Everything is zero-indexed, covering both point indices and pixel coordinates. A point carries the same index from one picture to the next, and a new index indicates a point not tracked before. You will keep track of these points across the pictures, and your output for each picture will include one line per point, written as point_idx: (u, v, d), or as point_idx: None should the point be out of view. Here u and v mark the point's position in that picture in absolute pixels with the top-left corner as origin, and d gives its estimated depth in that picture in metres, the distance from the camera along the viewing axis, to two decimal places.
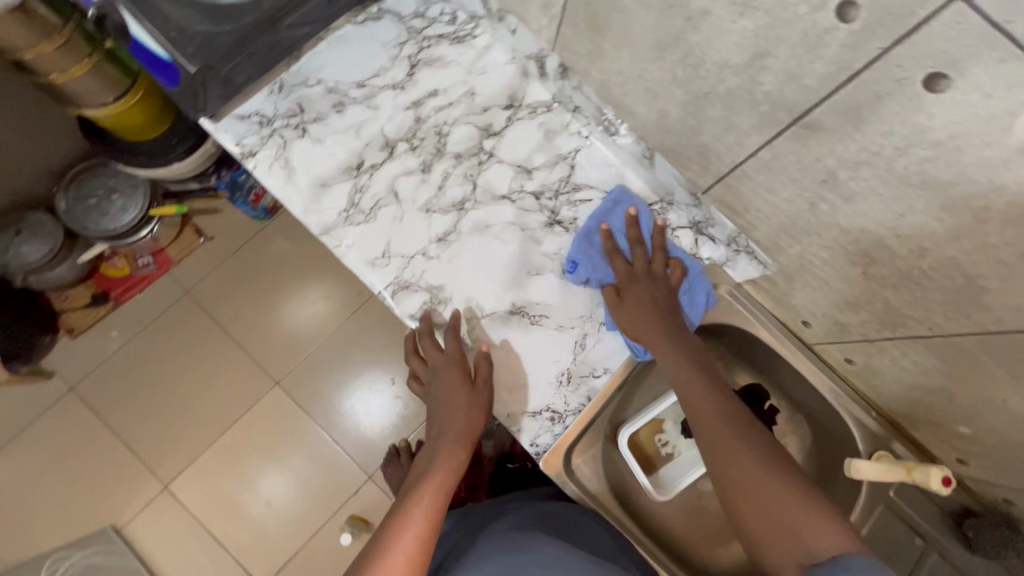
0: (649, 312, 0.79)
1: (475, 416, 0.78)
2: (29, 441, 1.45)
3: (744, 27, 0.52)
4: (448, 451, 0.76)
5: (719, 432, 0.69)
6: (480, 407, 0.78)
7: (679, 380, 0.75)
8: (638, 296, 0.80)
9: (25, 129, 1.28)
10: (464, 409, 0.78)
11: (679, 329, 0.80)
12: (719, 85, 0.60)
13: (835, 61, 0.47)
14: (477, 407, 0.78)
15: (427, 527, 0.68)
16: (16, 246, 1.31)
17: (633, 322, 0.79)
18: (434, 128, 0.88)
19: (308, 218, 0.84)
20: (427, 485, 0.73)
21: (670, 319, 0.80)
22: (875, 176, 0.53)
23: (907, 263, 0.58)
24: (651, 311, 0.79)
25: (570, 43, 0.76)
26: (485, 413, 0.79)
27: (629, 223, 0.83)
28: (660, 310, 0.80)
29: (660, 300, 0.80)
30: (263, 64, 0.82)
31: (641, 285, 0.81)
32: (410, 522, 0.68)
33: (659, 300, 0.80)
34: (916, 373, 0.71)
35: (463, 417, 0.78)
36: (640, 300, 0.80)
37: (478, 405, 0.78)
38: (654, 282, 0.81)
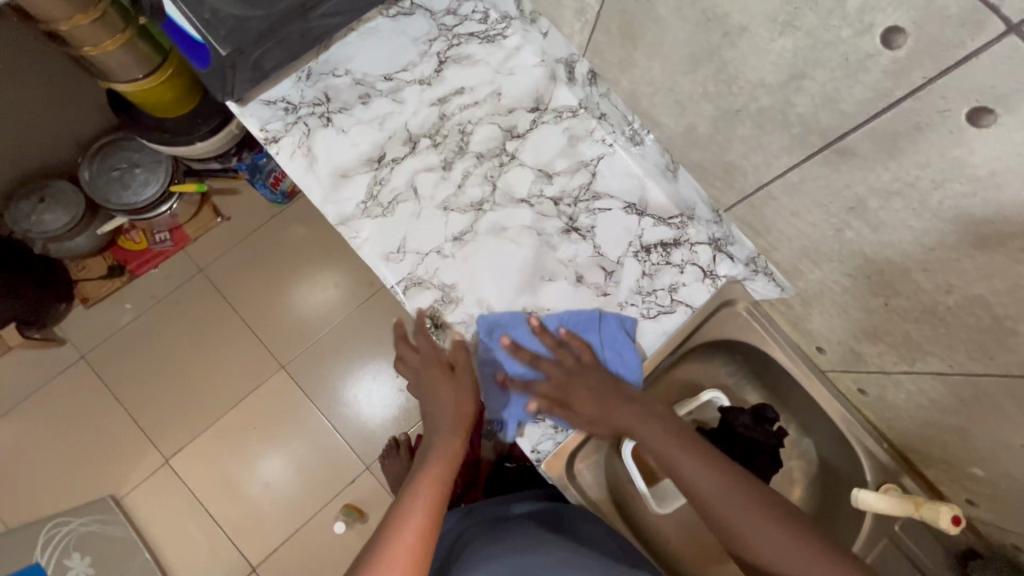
0: (597, 407, 0.77)
1: (463, 404, 0.80)
2: (38, 405, 1.47)
3: (782, 46, 0.51)
4: (442, 442, 0.78)
5: (724, 501, 0.70)
6: (469, 393, 0.80)
7: (668, 456, 0.74)
8: (579, 401, 0.77)
9: (55, 98, 1.30)
10: (453, 398, 0.80)
11: (633, 403, 0.77)
12: (751, 103, 0.58)
13: (874, 87, 0.46)
14: (464, 393, 0.80)
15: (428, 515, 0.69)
16: (38, 214, 1.32)
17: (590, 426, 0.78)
18: (458, 126, 0.88)
19: (326, 207, 0.84)
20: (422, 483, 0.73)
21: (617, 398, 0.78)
22: (906, 207, 0.51)
23: (931, 297, 0.56)
24: (599, 401, 0.77)
25: (601, 50, 0.76)
26: (473, 400, 0.80)
27: (537, 331, 0.79)
28: (606, 401, 0.77)
29: (602, 387, 0.78)
30: (293, 50, 0.82)
31: (575, 385, 0.78)
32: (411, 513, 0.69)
33: (598, 390, 0.78)
34: (932, 410, 0.69)
35: (452, 406, 0.80)
36: (579, 402, 0.77)
37: (466, 392, 0.80)
38: (581, 373, 0.78)
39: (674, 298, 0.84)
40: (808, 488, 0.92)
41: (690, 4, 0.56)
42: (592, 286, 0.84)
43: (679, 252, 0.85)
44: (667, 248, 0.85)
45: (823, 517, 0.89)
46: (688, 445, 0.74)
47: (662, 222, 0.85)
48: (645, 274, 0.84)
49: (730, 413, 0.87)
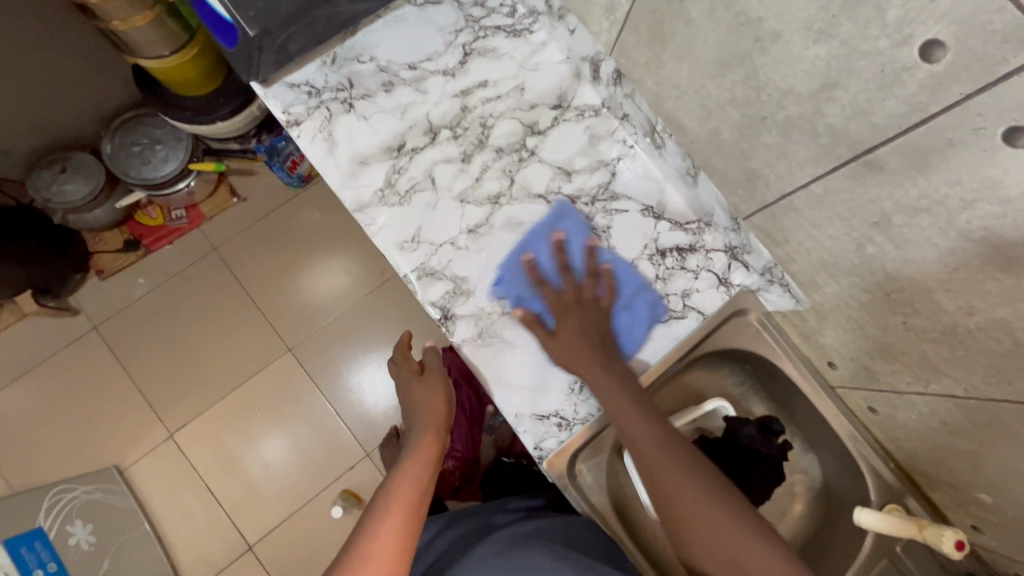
0: (584, 340, 0.79)
1: (437, 399, 0.86)
2: (49, 373, 1.49)
3: (816, 54, 0.50)
4: (421, 431, 0.81)
5: (663, 466, 0.71)
6: (441, 390, 0.87)
7: (618, 416, 0.75)
8: (570, 327, 0.80)
9: (82, 70, 1.31)
10: (428, 396, 0.86)
11: (606, 356, 0.80)
12: (779, 111, 0.58)
13: (908, 101, 0.45)
14: (436, 393, 0.86)
15: (416, 491, 0.71)
16: (58, 183, 1.34)
17: (565, 353, 0.79)
18: (479, 119, 0.88)
19: (344, 193, 0.84)
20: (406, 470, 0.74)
21: (604, 345, 0.81)
22: (933, 225, 0.50)
23: (952, 318, 0.55)
24: (586, 336, 0.80)
25: (629, 50, 0.75)
26: (445, 397, 0.87)
27: (549, 267, 0.83)
28: (590, 339, 0.80)
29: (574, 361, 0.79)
30: (319, 34, 0.82)
31: (572, 313, 0.81)
32: (398, 489, 0.70)
33: (588, 324, 0.81)
34: (942, 433, 0.68)
35: (427, 402, 0.85)
36: (570, 328, 0.80)
37: (438, 391, 0.87)
38: (581, 305, 0.82)
39: (686, 303, 0.84)
40: (809, 503, 0.91)
41: (723, 6, 0.55)
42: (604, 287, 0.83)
43: (694, 258, 0.84)
44: (682, 253, 0.84)
45: (822, 534, 0.88)
46: (641, 409, 0.76)
47: (679, 226, 0.85)
48: (658, 278, 0.84)
49: (736, 423, 0.86)
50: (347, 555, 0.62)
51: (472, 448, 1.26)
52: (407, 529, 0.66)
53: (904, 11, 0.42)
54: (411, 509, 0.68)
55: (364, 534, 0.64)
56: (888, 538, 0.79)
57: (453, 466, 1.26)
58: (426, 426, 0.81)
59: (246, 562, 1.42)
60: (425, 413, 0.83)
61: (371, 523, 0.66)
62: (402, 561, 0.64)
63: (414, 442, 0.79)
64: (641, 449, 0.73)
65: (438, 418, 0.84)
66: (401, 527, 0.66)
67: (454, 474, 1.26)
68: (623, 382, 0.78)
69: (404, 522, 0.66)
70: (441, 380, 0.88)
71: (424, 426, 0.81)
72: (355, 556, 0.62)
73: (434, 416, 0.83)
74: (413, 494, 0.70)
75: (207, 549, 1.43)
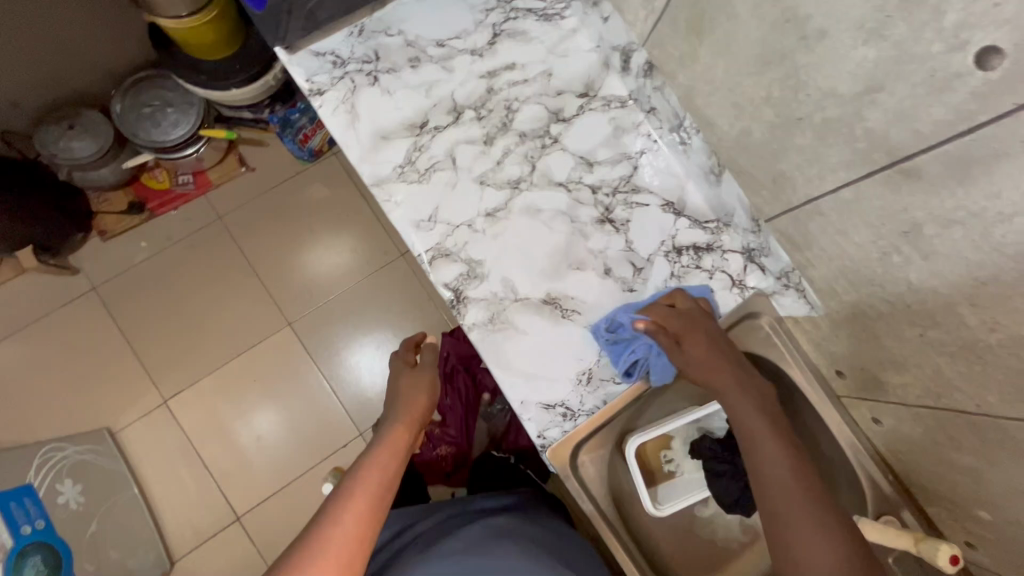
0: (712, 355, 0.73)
1: (421, 394, 0.84)
2: (44, 331, 1.48)
3: (863, 56, 0.49)
4: (397, 420, 0.79)
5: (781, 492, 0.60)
6: (426, 385, 0.86)
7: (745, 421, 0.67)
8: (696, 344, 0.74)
9: (98, 25, 1.29)
10: (411, 388, 0.84)
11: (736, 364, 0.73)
12: (816, 113, 0.57)
13: (957, 108, 0.45)
14: (420, 387, 0.85)
15: (383, 483, 0.69)
16: (66, 140, 1.32)
17: (699, 358, 0.73)
18: (504, 102, 0.87)
19: (362, 166, 0.83)
20: (378, 459, 0.71)
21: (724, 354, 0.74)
22: (965, 238, 0.50)
23: (973, 334, 0.55)
24: (710, 351, 0.73)
25: (664, 41, 0.74)
26: (429, 392, 0.85)
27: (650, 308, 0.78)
28: (710, 347, 0.73)
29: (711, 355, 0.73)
30: (349, 3, 0.81)
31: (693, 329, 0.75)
32: (365, 476, 0.69)
33: (714, 338, 0.74)
34: (947, 447, 0.68)
35: (408, 395, 0.83)
36: (692, 340, 0.74)
37: (422, 385, 0.85)
38: (698, 322, 0.76)
39: None
40: None
41: (770, 1, 0.55)
42: (618, 280, 0.83)
43: (710, 258, 0.84)
44: (698, 252, 0.84)
45: None
46: (777, 428, 0.66)
47: (697, 225, 0.84)
48: (673, 275, 0.83)
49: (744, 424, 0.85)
50: (306, 540, 0.61)
51: (466, 437, 1.24)
52: (370, 520, 0.65)
53: (964, 16, 0.41)
54: (377, 501, 0.66)
55: (325, 520, 0.63)
56: (881, 551, 0.79)
57: (445, 450, 1.24)
58: (404, 416, 0.80)
59: (232, 534, 1.42)
60: (405, 405, 0.82)
61: (334, 509, 0.64)
62: (360, 552, 0.62)
63: (389, 430, 0.77)
64: (756, 449, 0.64)
65: (418, 412, 0.82)
66: (364, 515, 0.64)
67: (446, 458, 1.24)
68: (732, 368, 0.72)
69: (368, 511, 0.65)
70: (429, 376, 0.87)
71: (399, 416, 0.80)
72: (315, 542, 0.60)
73: (414, 410, 0.82)
74: (380, 484, 0.68)
75: (193, 518, 1.42)
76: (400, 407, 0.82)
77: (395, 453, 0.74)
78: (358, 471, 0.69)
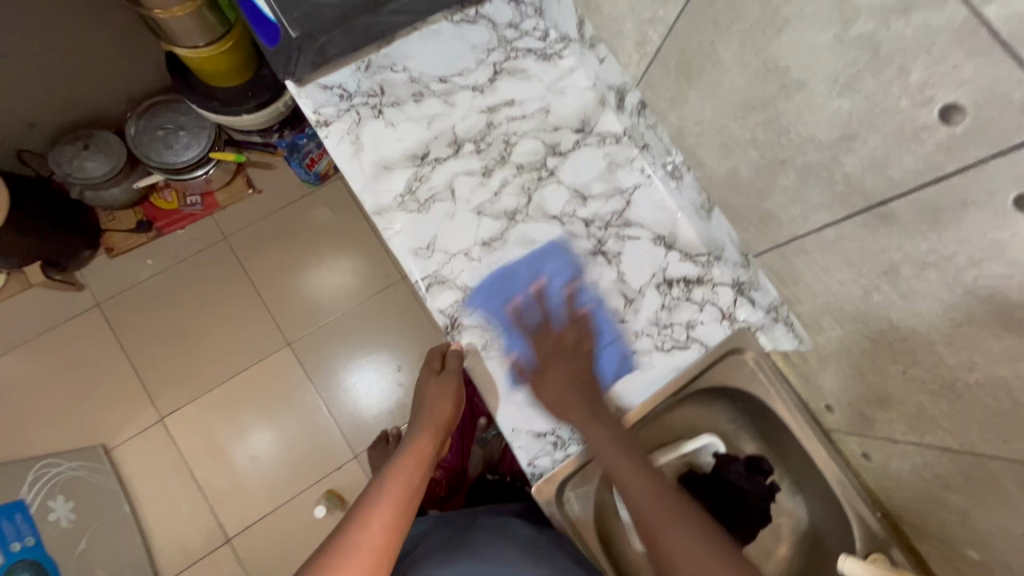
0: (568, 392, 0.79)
1: (446, 403, 0.82)
2: (46, 346, 1.49)
3: (839, 106, 0.52)
4: (419, 434, 0.78)
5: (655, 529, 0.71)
6: (452, 394, 0.82)
7: (622, 477, 0.75)
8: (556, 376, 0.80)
9: (118, 53, 1.34)
10: (438, 398, 0.82)
11: (601, 415, 0.79)
12: (798, 156, 0.60)
13: (925, 159, 0.47)
14: (447, 395, 0.82)
15: (408, 491, 0.70)
16: (80, 160, 1.37)
17: (555, 402, 0.79)
18: (503, 136, 0.90)
19: (364, 195, 0.86)
20: (397, 476, 0.71)
21: (590, 392, 0.80)
22: (939, 280, 0.52)
23: (953, 374, 0.57)
24: (571, 387, 0.80)
25: (655, 84, 0.77)
26: (455, 402, 0.83)
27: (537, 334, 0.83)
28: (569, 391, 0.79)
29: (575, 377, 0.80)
30: (357, 41, 0.86)
31: (556, 363, 0.81)
32: (386, 494, 0.68)
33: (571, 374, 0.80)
34: (933, 485, 0.69)
35: (434, 403, 0.82)
36: (554, 374, 0.80)
37: (449, 392, 0.82)
38: (577, 362, 0.82)
39: (690, 334, 0.85)
40: (795, 547, 0.91)
41: (752, 52, 0.58)
42: (610, 310, 0.85)
43: (701, 290, 0.86)
44: (689, 284, 0.86)
45: None
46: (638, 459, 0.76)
47: (689, 258, 0.86)
48: (664, 307, 0.85)
49: (727, 460, 0.87)
50: (334, 542, 0.63)
51: (461, 460, 1.25)
52: (395, 526, 0.66)
53: (927, 75, 0.44)
54: (401, 508, 0.68)
55: (354, 524, 0.65)
56: None
57: (439, 475, 1.25)
58: (426, 430, 0.79)
59: (221, 556, 1.41)
60: (430, 412, 0.81)
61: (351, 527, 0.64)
62: (387, 555, 0.64)
63: (413, 438, 0.77)
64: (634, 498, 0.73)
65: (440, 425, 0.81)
66: (390, 523, 0.66)
67: (440, 484, 1.24)
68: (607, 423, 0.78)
69: (395, 518, 0.66)
70: (455, 383, 0.82)
71: (422, 430, 0.79)
72: (344, 545, 0.62)
73: (437, 420, 0.81)
74: (397, 504, 0.68)
75: (184, 538, 1.41)
76: (425, 415, 0.81)
77: (420, 461, 0.75)
78: (384, 478, 0.71)
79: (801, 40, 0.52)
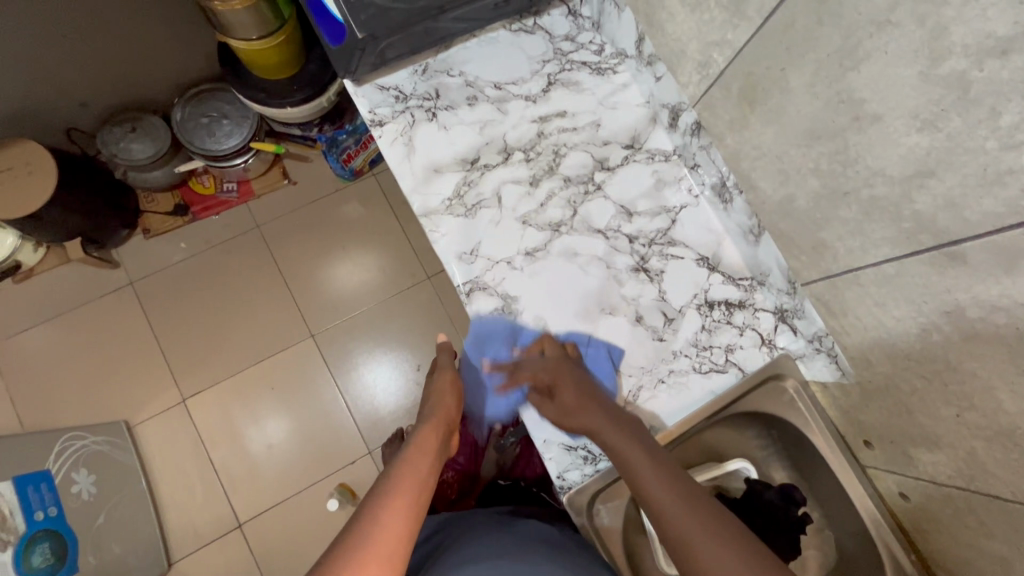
0: (583, 396, 0.76)
1: (447, 396, 0.83)
2: (78, 321, 1.53)
3: (916, 142, 0.52)
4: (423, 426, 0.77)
5: (680, 520, 0.60)
6: (451, 388, 0.84)
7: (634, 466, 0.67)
8: (563, 395, 0.77)
9: (172, 40, 1.38)
10: (437, 392, 0.84)
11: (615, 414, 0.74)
12: (864, 189, 0.59)
13: (1007, 202, 0.46)
14: (447, 390, 0.84)
15: (420, 479, 0.68)
16: (126, 141, 1.40)
17: (570, 411, 0.76)
18: (553, 146, 0.90)
19: (413, 197, 0.87)
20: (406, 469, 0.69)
21: (598, 397, 0.76)
22: (1009, 326, 0.51)
23: (1011, 421, 0.55)
24: (581, 397, 0.76)
25: (714, 105, 0.76)
26: (454, 396, 0.84)
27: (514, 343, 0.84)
28: (583, 397, 0.75)
29: (583, 384, 0.77)
30: (417, 45, 0.87)
31: (562, 375, 0.78)
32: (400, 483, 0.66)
33: (581, 379, 0.77)
34: (977, 533, 0.67)
35: (436, 398, 0.83)
36: (562, 388, 0.77)
37: (448, 388, 0.84)
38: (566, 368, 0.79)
39: (728, 358, 0.85)
40: None
41: (825, 82, 0.58)
42: (648, 329, 0.84)
43: (741, 315, 0.85)
44: (730, 308, 0.85)
45: None
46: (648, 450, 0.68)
47: (731, 282, 0.86)
48: (704, 329, 0.85)
49: (758, 486, 0.86)
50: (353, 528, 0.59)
51: (475, 462, 1.24)
52: (415, 509, 0.64)
53: (1020, 118, 0.43)
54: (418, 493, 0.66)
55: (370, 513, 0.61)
56: None
57: (451, 477, 1.25)
58: (428, 423, 0.78)
59: (232, 540, 1.42)
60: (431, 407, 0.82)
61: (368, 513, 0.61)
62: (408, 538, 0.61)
63: (417, 432, 0.77)
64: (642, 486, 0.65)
65: (444, 416, 0.81)
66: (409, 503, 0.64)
67: (452, 485, 1.24)
68: (625, 426, 0.72)
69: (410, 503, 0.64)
70: (451, 374, 0.86)
71: (426, 421, 0.79)
72: (361, 535, 0.58)
73: (440, 413, 0.81)
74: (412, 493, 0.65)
75: (196, 521, 1.43)
76: (428, 410, 0.82)
77: (428, 450, 0.74)
78: (393, 470, 0.69)
79: (882, 74, 0.52)
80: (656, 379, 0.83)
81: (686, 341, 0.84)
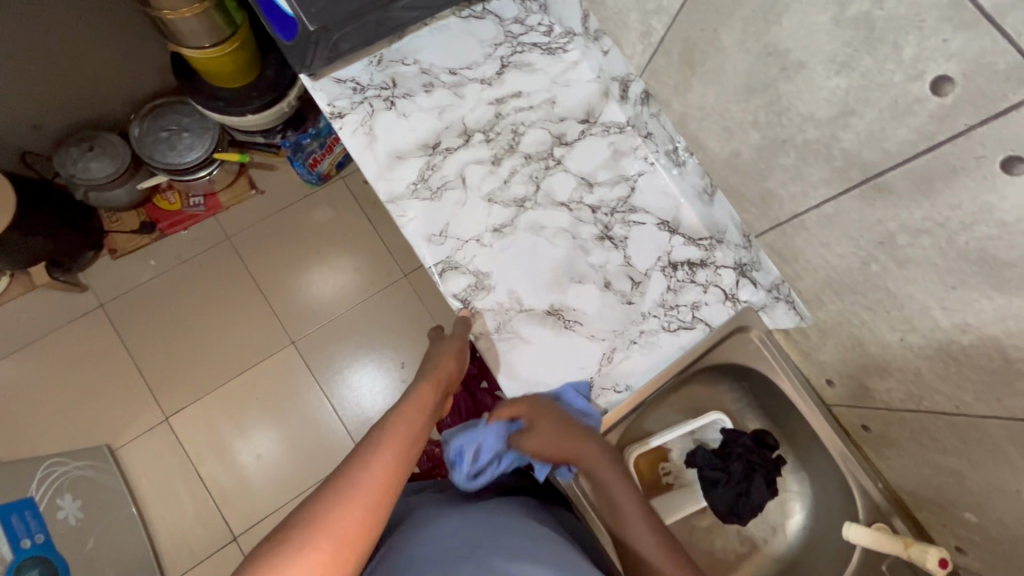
0: (557, 438, 0.77)
1: (449, 360, 0.80)
2: (49, 349, 1.50)
3: (837, 84, 0.56)
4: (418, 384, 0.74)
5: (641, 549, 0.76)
6: (454, 355, 0.81)
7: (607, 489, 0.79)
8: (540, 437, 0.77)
9: (122, 53, 1.36)
10: (439, 354, 0.80)
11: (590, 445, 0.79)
12: (798, 135, 0.63)
13: (919, 129, 0.51)
14: (449, 353, 0.81)
15: (412, 434, 0.64)
16: (84, 161, 1.38)
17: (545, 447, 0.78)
18: (511, 126, 0.93)
19: (378, 184, 0.89)
20: (397, 424, 0.65)
21: (570, 432, 0.78)
22: (934, 247, 0.56)
23: (947, 336, 0.60)
24: (557, 434, 0.78)
25: (659, 73, 0.80)
26: (457, 359, 0.81)
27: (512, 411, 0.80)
28: (562, 430, 0.78)
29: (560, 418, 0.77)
30: (369, 37, 0.89)
31: (539, 419, 0.77)
32: (387, 439, 0.62)
33: (558, 417, 0.77)
34: (930, 450, 0.72)
35: (436, 359, 0.79)
36: (540, 425, 0.77)
37: (451, 354, 0.81)
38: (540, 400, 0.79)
39: (695, 315, 0.88)
40: (800, 521, 0.94)
41: (753, 37, 0.62)
42: (617, 292, 0.88)
43: (704, 272, 0.89)
44: (693, 266, 0.89)
45: (811, 551, 0.91)
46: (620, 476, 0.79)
47: (692, 242, 0.90)
48: (669, 289, 0.88)
49: (733, 436, 0.91)
50: (337, 477, 0.56)
51: None
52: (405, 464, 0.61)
53: (919, 50, 0.48)
54: (410, 444, 0.63)
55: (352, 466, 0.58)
56: (874, 556, 0.82)
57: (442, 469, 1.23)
58: (423, 383, 0.74)
59: (228, 555, 1.41)
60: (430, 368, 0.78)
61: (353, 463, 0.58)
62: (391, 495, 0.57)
63: (414, 387, 0.74)
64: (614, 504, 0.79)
65: (443, 378, 0.77)
66: (394, 463, 0.60)
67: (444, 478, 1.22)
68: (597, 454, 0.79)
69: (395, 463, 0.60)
70: (459, 344, 0.82)
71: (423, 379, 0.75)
72: (344, 486, 0.55)
73: (439, 372, 0.77)
74: (400, 449, 0.62)
75: (188, 540, 1.42)
76: (428, 368, 0.78)
77: (421, 409, 0.70)
78: (388, 416, 0.66)
79: (801, 23, 0.56)
80: (626, 342, 0.86)
81: (653, 301, 0.87)
